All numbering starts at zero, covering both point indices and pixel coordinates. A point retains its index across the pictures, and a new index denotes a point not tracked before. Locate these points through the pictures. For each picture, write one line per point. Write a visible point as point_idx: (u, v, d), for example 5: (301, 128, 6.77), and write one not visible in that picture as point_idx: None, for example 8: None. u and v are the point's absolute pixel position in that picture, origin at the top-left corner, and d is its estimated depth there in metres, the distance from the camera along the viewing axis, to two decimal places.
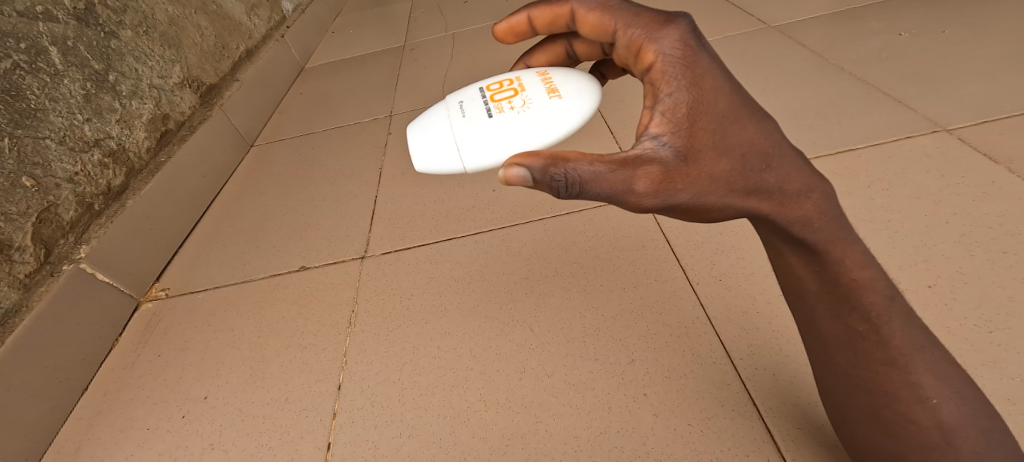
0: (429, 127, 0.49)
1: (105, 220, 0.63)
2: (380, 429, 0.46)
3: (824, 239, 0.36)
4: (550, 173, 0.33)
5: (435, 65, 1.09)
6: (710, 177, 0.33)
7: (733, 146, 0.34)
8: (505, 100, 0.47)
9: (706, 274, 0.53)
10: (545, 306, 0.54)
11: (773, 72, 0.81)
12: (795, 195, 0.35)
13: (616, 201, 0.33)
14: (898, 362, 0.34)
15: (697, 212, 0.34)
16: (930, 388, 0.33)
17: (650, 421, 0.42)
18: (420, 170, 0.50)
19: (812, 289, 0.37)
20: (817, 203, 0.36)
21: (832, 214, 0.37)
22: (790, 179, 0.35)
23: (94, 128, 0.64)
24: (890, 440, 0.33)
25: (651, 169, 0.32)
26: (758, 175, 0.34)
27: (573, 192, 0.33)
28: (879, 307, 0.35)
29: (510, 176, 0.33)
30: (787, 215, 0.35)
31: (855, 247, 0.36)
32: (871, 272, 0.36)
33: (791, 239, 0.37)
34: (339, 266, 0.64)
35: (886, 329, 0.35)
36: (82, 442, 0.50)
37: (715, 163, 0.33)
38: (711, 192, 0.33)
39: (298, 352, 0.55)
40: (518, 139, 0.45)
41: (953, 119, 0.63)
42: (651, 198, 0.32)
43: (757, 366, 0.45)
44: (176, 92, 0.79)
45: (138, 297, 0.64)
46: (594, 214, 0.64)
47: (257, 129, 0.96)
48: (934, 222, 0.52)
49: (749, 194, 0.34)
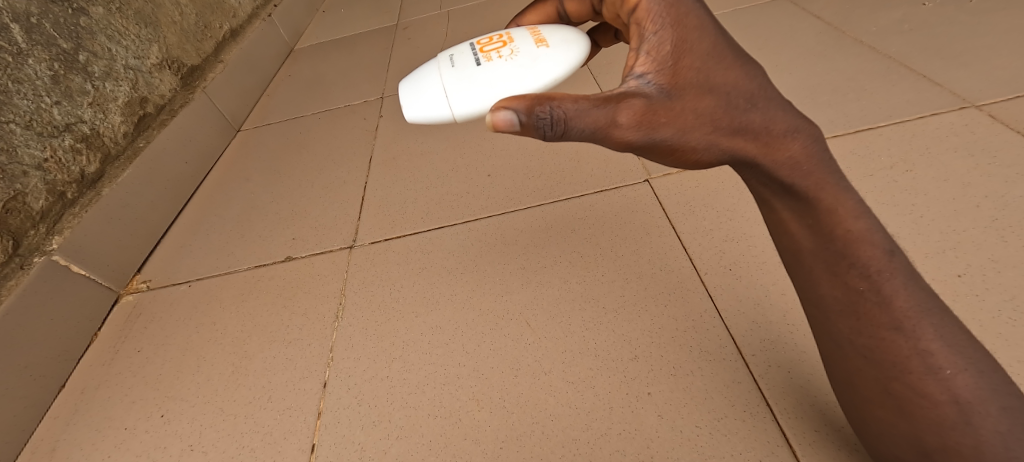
0: (416, 83, 0.46)
1: (79, 209, 0.60)
2: (366, 429, 0.44)
3: (812, 185, 0.35)
4: (535, 112, 0.32)
5: (428, 44, 1.04)
6: (694, 113, 0.33)
7: (716, 84, 0.34)
8: (494, 51, 0.43)
9: (714, 263, 0.50)
10: (541, 298, 0.51)
11: (786, 46, 0.76)
12: (781, 136, 0.35)
13: (599, 140, 0.33)
14: (904, 327, 0.31)
15: (683, 154, 0.34)
16: (942, 356, 0.30)
17: (654, 423, 0.39)
18: (409, 120, 0.47)
19: (807, 247, 0.35)
20: (806, 145, 0.35)
21: (821, 158, 0.36)
22: (776, 120, 0.35)
23: (64, 111, 0.60)
24: (902, 420, 0.30)
25: (634, 104, 0.32)
26: (742, 114, 0.34)
27: (558, 131, 0.32)
28: (879, 262, 0.33)
29: (496, 120, 0.33)
30: (775, 158, 0.35)
31: (849, 195, 0.35)
32: (867, 223, 0.34)
33: (780, 187, 0.36)
34: (326, 256, 0.61)
35: (887, 287, 0.32)
36: (58, 442, 0.48)
37: (700, 101, 0.34)
38: (694, 128, 0.33)
39: (282, 348, 0.52)
40: (506, 86, 0.42)
41: (982, 95, 0.59)
42: (635, 132, 0.32)
43: (770, 362, 0.41)
44: (154, 74, 0.75)
45: (118, 290, 0.61)
46: (594, 200, 0.60)
47: (243, 112, 0.92)
48: (963, 206, 0.48)
49: (734, 133, 0.34)
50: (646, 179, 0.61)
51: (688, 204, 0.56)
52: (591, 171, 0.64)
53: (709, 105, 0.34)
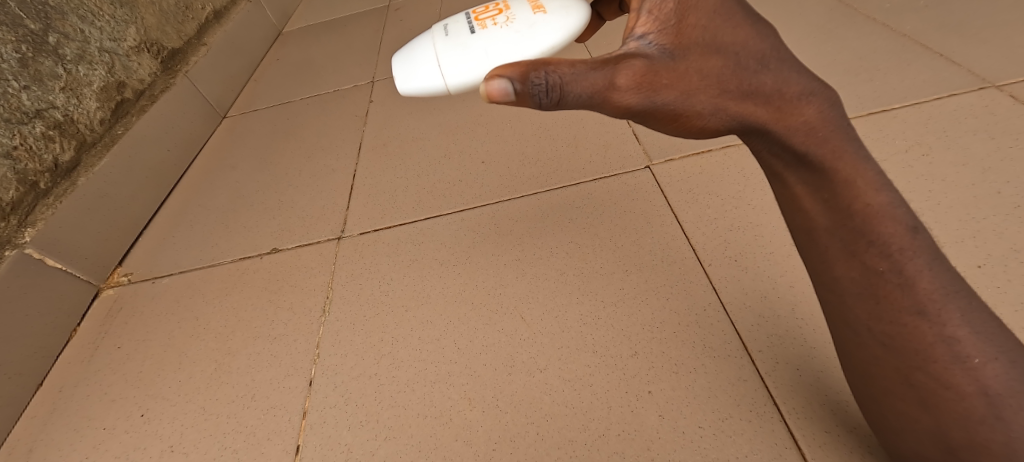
0: (410, 54, 0.43)
1: (53, 200, 0.57)
2: (353, 430, 0.42)
3: (828, 153, 0.31)
4: (530, 79, 0.31)
5: (421, 25, 1.00)
6: (699, 74, 0.32)
7: (722, 44, 0.33)
8: (489, 18, 0.41)
9: (719, 253, 0.47)
10: (537, 290, 0.48)
11: (795, 25, 0.73)
12: (795, 99, 0.32)
13: (598, 105, 0.32)
14: (928, 312, 0.28)
15: (686, 119, 0.33)
16: (969, 344, 0.27)
17: (655, 423, 0.37)
18: (404, 93, 0.45)
19: (823, 225, 0.32)
20: (823, 109, 0.32)
21: (839, 124, 0.32)
22: (789, 83, 0.32)
23: (34, 96, 0.57)
24: (925, 413, 0.28)
25: (634, 67, 0.32)
26: (752, 76, 0.32)
27: (554, 98, 0.31)
28: (900, 240, 0.29)
29: (492, 90, 0.31)
30: (788, 124, 0.32)
31: (868, 166, 0.31)
32: (889, 197, 0.30)
33: (793, 157, 0.32)
34: (313, 247, 0.59)
35: (910, 267, 0.29)
36: (34, 443, 0.46)
37: (704, 61, 0.32)
38: (699, 91, 0.32)
39: (267, 344, 0.50)
40: (501, 55, 0.40)
41: (1002, 75, 0.56)
42: (634, 95, 0.32)
43: (778, 359, 0.39)
44: (132, 58, 0.72)
45: (99, 283, 0.59)
46: (593, 187, 0.57)
47: (229, 99, 0.89)
48: (983, 192, 0.46)
49: (743, 96, 0.32)
50: (647, 165, 0.58)
51: (691, 191, 0.54)
52: (589, 157, 0.61)
53: (715, 65, 0.32)
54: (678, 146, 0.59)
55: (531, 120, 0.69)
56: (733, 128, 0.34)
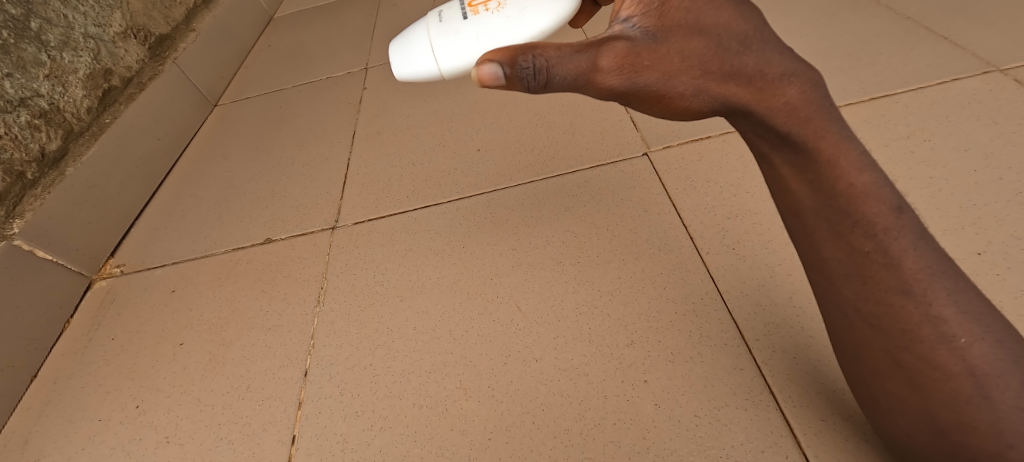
0: (405, 38, 0.42)
1: (41, 191, 0.56)
2: (348, 420, 0.41)
3: (810, 133, 0.30)
4: (518, 63, 0.31)
5: (415, 10, 0.98)
6: (680, 55, 0.32)
7: (706, 25, 0.32)
8: (481, 3, 0.40)
9: (717, 242, 0.47)
10: (533, 280, 0.48)
11: (796, 7, 0.71)
12: (776, 80, 0.32)
13: (583, 87, 0.33)
14: (913, 291, 0.27)
15: (669, 101, 0.33)
16: (955, 324, 0.26)
17: (651, 412, 0.37)
18: (399, 78, 0.45)
19: (808, 206, 0.31)
20: (804, 90, 0.31)
21: (823, 104, 0.31)
22: (771, 63, 0.32)
23: (17, 84, 0.55)
24: (912, 394, 0.27)
25: (617, 49, 0.32)
26: (735, 57, 0.32)
27: (541, 81, 0.31)
28: (885, 220, 0.29)
29: (481, 74, 0.32)
30: (769, 105, 0.31)
31: (851, 146, 0.30)
32: (873, 176, 0.29)
33: (777, 138, 0.32)
34: (307, 238, 0.58)
35: (895, 248, 0.28)
36: (30, 434, 0.46)
37: (687, 43, 0.32)
38: (680, 73, 0.32)
39: (261, 335, 0.49)
40: (492, 43, 0.39)
41: (1007, 58, 0.55)
42: (617, 77, 0.32)
43: (775, 348, 0.39)
44: (118, 44, 0.70)
45: (91, 275, 0.58)
46: (590, 175, 0.57)
47: (220, 87, 0.87)
48: (985, 179, 0.45)
49: (725, 77, 0.32)
50: (645, 152, 0.57)
51: (689, 179, 0.53)
52: (586, 144, 0.61)
53: (698, 46, 0.32)
54: (677, 133, 0.58)
55: (527, 107, 0.68)
56: (717, 110, 0.33)
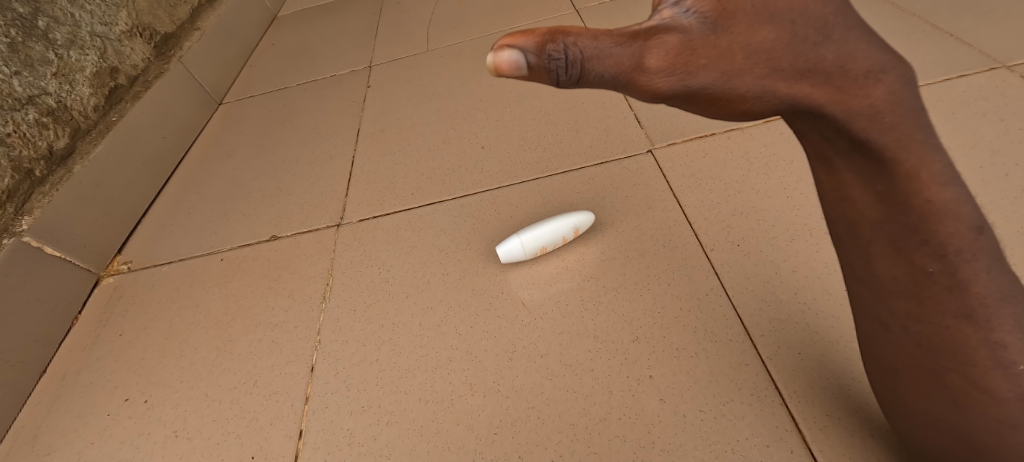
0: None
1: (49, 188, 0.56)
2: (355, 415, 0.42)
3: (892, 141, 0.25)
4: (547, 52, 0.26)
5: (419, 9, 0.98)
6: (744, 50, 0.26)
7: (774, 19, 0.26)
8: None
9: (722, 238, 0.47)
10: (538, 277, 0.48)
11: None
12: (862, 78, 0.25)
13: (622, 89, 0.28)
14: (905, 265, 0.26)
15: (725, 103, 0.28)
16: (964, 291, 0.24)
17: (656, 407, 0.37)
18: None
19: None
20: (894, 89, 0.25)
21: (914, 106, 0.25)
22: (857, 55, 0.25)
23: (25, 83, 0.56)
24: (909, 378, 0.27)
25: (667, 44, 0.27)
26: (812, 48, 0.25)
27: (575, 75, 0.27)
28: (963, 240, 0.24)
29: (501, 61, 0.27)
30: (850, 107, 0.25)
31: (941, 155, 0.25)
32: (957, 193, 0.24)
33: (851, 143, 0.26)
34: (312, 235, 0.58)
35: (966, 271, 0.24)
36: (40, 429, 0.46)
37: (755, 32, 0.26)
38: (730, 83, 0.26)
39: (267, 331, 0.50)
40: None
41: (1013, 55, 0.55)
42: (665, 77, 0.27)
43: (780, 343, 0.39)
44: (124, 42, 0.70)
45: (98, 271, 0.59)
46: (594, 172, 0.57)
47: (224, 85, 0.88)
48: (991, 175, 0.45)
49: (799, 75, 0.26)
50: (649, 149, 0.57)
51: (693, 176, 0.53)
52: (590, 141, 0.61)
53: (762, 45, 0.26)
54: (681, 130, 0.58)
55: (531, 105, 0.68)
56: (782, 112, 0.27)
